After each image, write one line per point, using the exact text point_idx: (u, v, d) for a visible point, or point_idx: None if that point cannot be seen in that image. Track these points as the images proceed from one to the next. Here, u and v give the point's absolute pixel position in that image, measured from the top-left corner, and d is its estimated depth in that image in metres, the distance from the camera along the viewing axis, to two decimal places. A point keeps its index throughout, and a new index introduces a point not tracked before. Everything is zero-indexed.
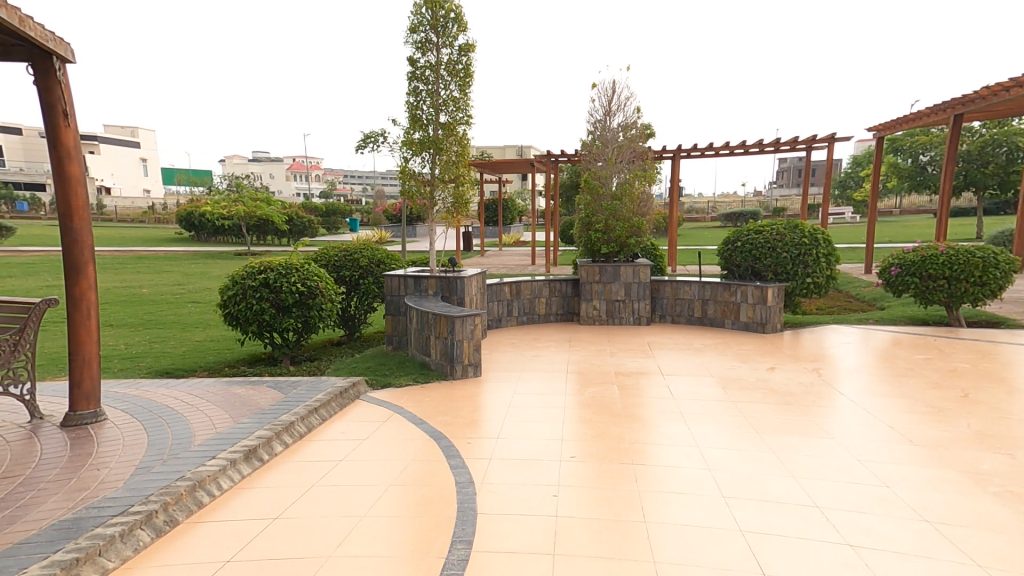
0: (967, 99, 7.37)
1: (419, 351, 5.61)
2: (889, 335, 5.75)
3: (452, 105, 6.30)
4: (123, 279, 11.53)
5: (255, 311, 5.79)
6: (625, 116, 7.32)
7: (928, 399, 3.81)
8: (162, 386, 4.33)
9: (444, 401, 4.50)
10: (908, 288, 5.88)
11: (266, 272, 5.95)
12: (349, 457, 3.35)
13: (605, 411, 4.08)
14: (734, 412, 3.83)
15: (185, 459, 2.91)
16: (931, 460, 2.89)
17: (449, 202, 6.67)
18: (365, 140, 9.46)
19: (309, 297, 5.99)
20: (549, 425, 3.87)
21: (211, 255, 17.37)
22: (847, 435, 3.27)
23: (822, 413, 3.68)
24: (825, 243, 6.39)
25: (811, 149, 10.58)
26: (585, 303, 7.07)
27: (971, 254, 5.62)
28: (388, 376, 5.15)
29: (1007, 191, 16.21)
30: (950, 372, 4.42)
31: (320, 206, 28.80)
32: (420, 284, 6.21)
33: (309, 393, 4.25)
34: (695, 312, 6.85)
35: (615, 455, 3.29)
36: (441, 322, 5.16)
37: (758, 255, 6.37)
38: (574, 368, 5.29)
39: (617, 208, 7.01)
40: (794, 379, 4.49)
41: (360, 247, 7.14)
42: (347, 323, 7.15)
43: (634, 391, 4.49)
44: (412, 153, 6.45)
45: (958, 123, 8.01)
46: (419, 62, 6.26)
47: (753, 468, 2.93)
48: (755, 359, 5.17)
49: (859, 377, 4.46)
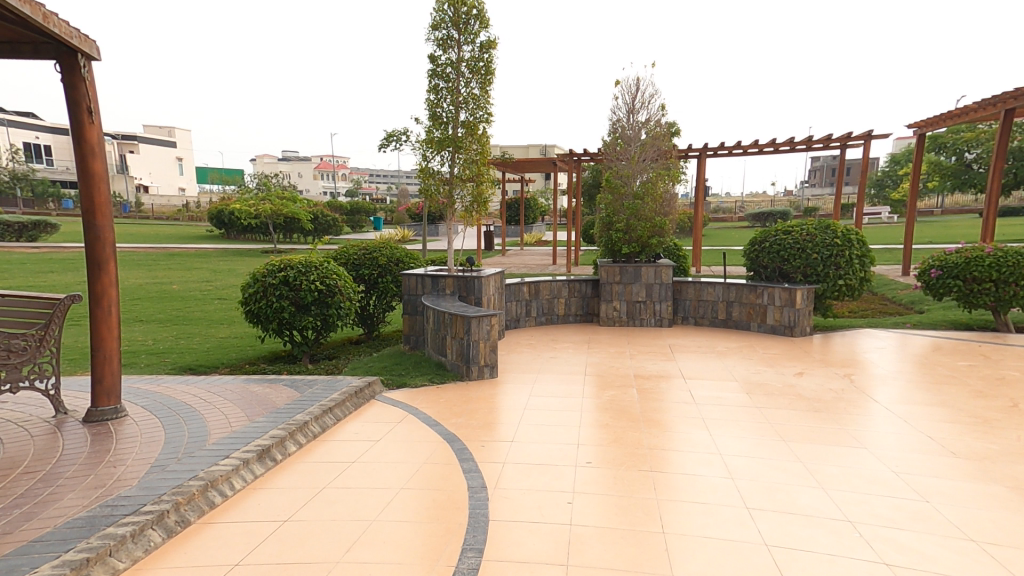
0: (1019, 93, 6.92)
1: (436, 351, 5.58)
2: (928, 341, 5.44)
3: (472, 103, 6.24)
4: (155, 276, 11.89)
5: (275, 309, 5.86)
6: (649, 112, 7.15)
7: (972, 409, 3.57)
8: (182, 383, 4.40)
9: (459, 402, 4.45)
10: (951, 291, 5.56)
11: (286, 270, 6.02)
12: (361, 458, 3.32)
13: (623, 415, 3.96)
14: (760, 419, 3.66)
15: (199, 458, 2.93)
16: (975, 475, 2.68)
17: (468, 201, 6.61)
18: (389, 139, 9.51)
19: (328, 295, 6.03)
20: (565, 430, 3.77)
21: (240, 252, 17.83)
22: (882, 446, 3.07)
23: (855, 422, 3.48)
24: (859, 244, 6.09)
25: (846, 147, 10.17)
26: (605, 304, 6.94)
27: (1021, 256, 5.26)
28: (404, 376, 5.13)
29: None
30: (996, 381, 4.15)
31: (344, 206, 29.19)
32: (438, 283, 6.18)
33: (324, 392, 4.26)
34: (719, 315, 6.65)
35: (632, 461, 3.18)
36: (458, 322, 5.11)
37: (787, 255, 6.12)
38: (592, 371, 5.18)
39: (639, 207, 6.86)
40: (824, 386, 4.28)
41: (379, 245, 7.16)
42: (366, 322, 7.20)
43: (654, 396, 4.35)
44: (432, 151, 6.43)
45: (1008, 119, 7.53)
46: (440, 59, 6.22)
47: (779, 478, 2.79)
48: (782, 364, 4.96)
49: (894, 384, 4.23)
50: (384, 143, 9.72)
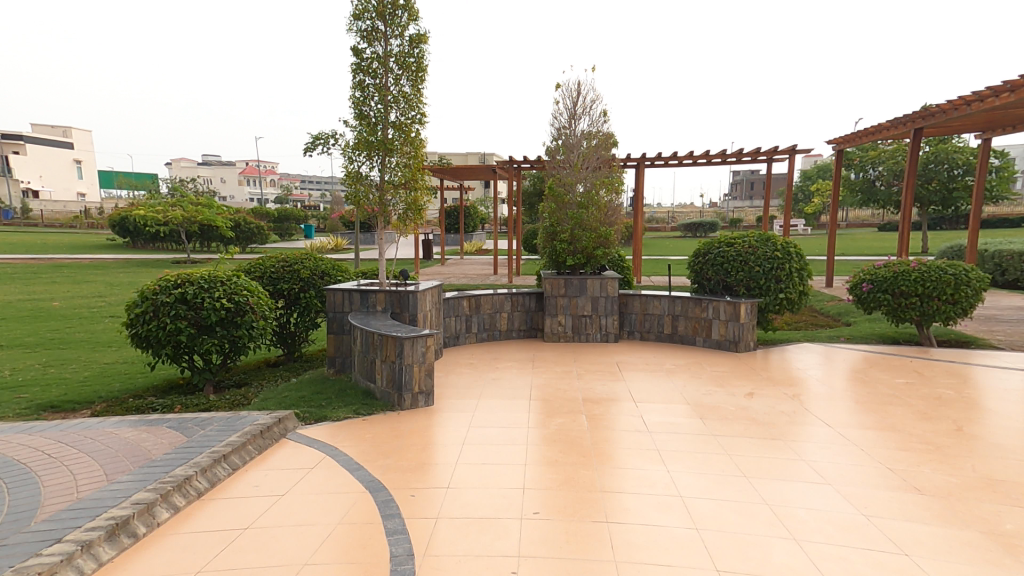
0: (928, 113, 7.28)
1: (363, 376, 4.95)
2: (862, 355, 5.52)
3: (403, 102, 5.70)
4: (31, 290, 10.20)
5: (168, 332, 4.97)
6: (591, 119, 6.92)
7: (922, 433, 3.46)
8: (26, 432, 3.50)
9: (387, 437, 3.87)
10: (881, 305, 5.60)
11: (183, 286, 5.16)
12: (257, 524, 2.68)
13: (573, 450, 3.56)
14: (718, 450, 3.40)
15: (13, 548, 2.18)
16: (945, 516, 2.44)
17: (401, 209, 6.04)
18: (316, 141, 8.75)
19: (237, 314, 5.23)
20: (509, 471, 3.31)
21: (144, 263, 15.95)
22: (848, 480, 2.85)
23: (812, 450, 3.28)
24: (798, 257, 6.09)
25: (772, 160, 10.59)
26: (549, 319, 6.60)
27: (943, 271, 5.36)
28: (325, 407, 4.47)
29: (949, 208, 17.04)
30: (934, 398, 4.15)
31: (271, 212, 27.21)
32: (367, 299, 5.55)
33: (219, 434, 3.53)
34: (665, 329, 6.50)
35: (584, 509, 2.78)
36: (389, 344, 4.53)
37: (729, 268, 6.06)
38: (538, 395, 4.77)
39: (582, 216, 6.61)
40: (775, 408, 4.12)
41: (301, 256, 6.41)
42: (286, 341, 6.41)
43: (604, 424, 4.00)
44: (359, 155, 5.81)
45: (917, 137, 7.94)
46: (365, 53, 5.65)
47: (747, 527, 2.49)
48: (731, 383, 4.80)
49: (842, 405, 4.13)
50: (311, 144, 8.93)
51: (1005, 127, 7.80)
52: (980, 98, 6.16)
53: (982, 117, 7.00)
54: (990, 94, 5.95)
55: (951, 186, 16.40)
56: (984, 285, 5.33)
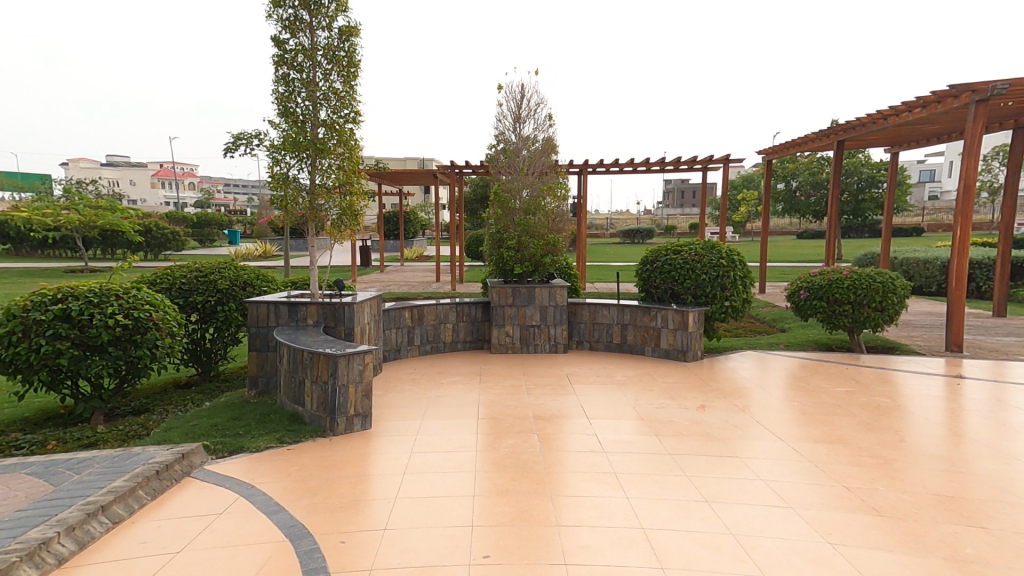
0: (849, 126, 7.71)
1: (290, 399, 4.40)
2: (801, 362, 5.67)
3: (334, 99, 5.22)
4: None
5: (44, 355, 4.19)
6: (536, 123, 6.73)
7: (870, 446, 3.49)
8: None
9: (315, 470, 3.40)
10: (817, 312, 5.79)
11: (65, 301, 4.40)
12: None
13: (525, 476, 3.27)
14: (676, 470, 3.25)
15: None
16: (908, 542, 2.38)
17: (336, 214, 5.53)
18: (237, 141, 7.98)
19: (137, 332, 4.51)
20: (456, 505, 2.96)
21: (28, 273, 13.97)
22: (808, 503, 2.76)
23: (768, 468, 3.20)
24: (741, 265, 6.18)
25: (707, 169, 10.96)
26: (497, 329, 6.31)
27: (873, 278, 5.61)
28: (242, 437, 3.90)
29: (858, 217, 18.73)
30: (873, 407, 4.26)
31: (189, 215, 25.06)
32: (296, 312, 5.00)
33: (99, 479, 2.93)
34: (614, 338, 6.40)
35: (539, 550, 2.48)
36: (320, 363, 4.04)
37: (677, 276, 6.06)
38: (486, 413, 4.44)
39: (529, 223, 6.40)
40: (728, 422, 4.05)
41: (217, 265, 5.72)
42: (200, 360, 5.68)
43: (558, 445, 3.75)
44: (285, 155, 5.26)
45: (839, 149, 8.41)
46: (288, 45, 5.13)
47: (714, 564, 2.30)
48: (682, 395, 4.74)
49: (791, 415, 4.13)
50: (232, 144, 8.13)
51: (913, 142, 8.45)
52: (896, 113, 6.55)
53: (895, 131, 7.51)
54: (905, 109, 6.32)
55: (860, 198, 18.08)
56: (908, 293, 5.63)
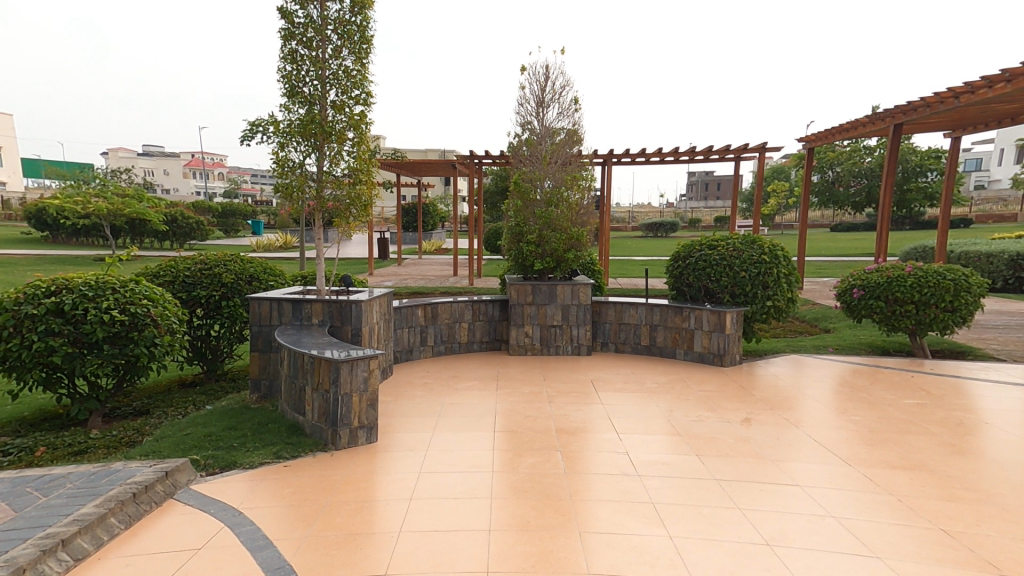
0: (910, 107, 6.98)
1: (291, 407, 4.05)
2: (855, 369, 5.08)
3: (344, 78, 4.82)
4: None
5: (35, 353, 3.91)
6: (562, 106, 6.22)
7: (962, 476, 2.94)
8: None
9: (312, 493, 3.02)
10: (873, 313, 5.20)
11: (60, 294, 4.11)
12: None
13: (550, 505, 2.84)
14: (725, 501, 2.78)
15: None
16: None
17: (343, 204, 5.11)
18: (253, 128, 7.68)
19: (133, 329, 4.19)
20: (469, 541, 2.54)
21: (59, 261, 14.19)
22: (899, 552, 2.26)
23: (841, 503, 2.69)
24: (785, 261, 5.60)
25: (742, 158, 10.26)
26: (515, 329, 5.88)
27: (941, 276, 4.99)
28: (237, 450, 3.56)
29: None
30: (953, 425, 3.69)
31: (214, 206, 25.32)
32: (300, 310, 4.64)
33: (68, 506, 2.59)
34: (642, 339, 5.91)
35: None
36: (321, 368, 3.66)
37: (713, 273, 5.51)
38: (503, 425, 4.01)
39: (552, 214, 5.92)
40: (780, 440, 3.53)
41: (222, 257, 5.40)
42: (204, 358, 5.39)
43: (586, 465, 3.30)
44: (290, 139, 4.87)
45: (896, 134, 7.66)
46: (296, 17, 4.73)
47: None
48: (724, 406, 4.24)
49: (856, 434, 3.59)
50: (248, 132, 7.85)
51: (980, 124, 7.63)
52: (970, 91, 5.82)
53: (962, 112, 6.76)
54: (982, 86, 5.60)
55: None
56: (983, 292, 4.99)
